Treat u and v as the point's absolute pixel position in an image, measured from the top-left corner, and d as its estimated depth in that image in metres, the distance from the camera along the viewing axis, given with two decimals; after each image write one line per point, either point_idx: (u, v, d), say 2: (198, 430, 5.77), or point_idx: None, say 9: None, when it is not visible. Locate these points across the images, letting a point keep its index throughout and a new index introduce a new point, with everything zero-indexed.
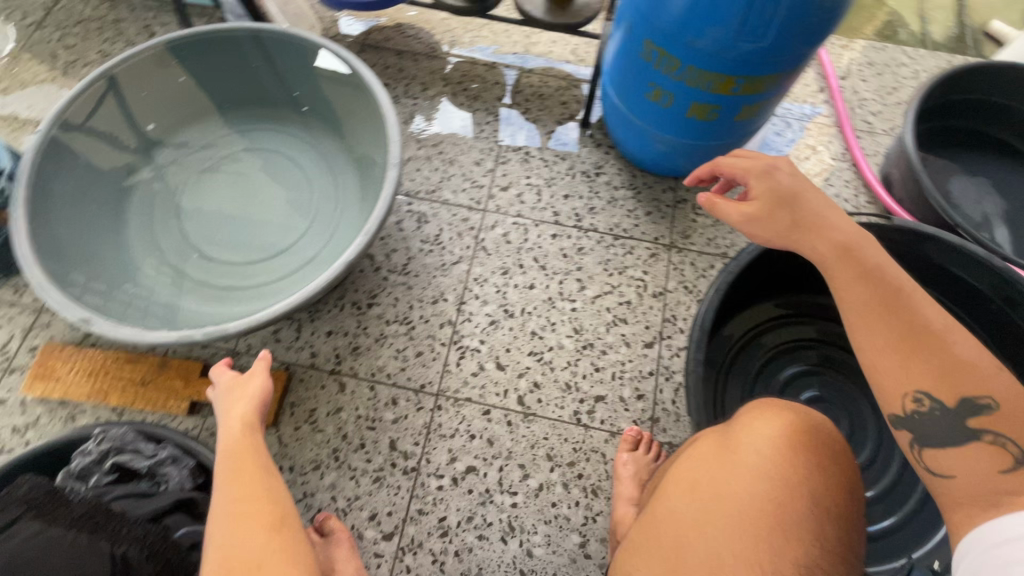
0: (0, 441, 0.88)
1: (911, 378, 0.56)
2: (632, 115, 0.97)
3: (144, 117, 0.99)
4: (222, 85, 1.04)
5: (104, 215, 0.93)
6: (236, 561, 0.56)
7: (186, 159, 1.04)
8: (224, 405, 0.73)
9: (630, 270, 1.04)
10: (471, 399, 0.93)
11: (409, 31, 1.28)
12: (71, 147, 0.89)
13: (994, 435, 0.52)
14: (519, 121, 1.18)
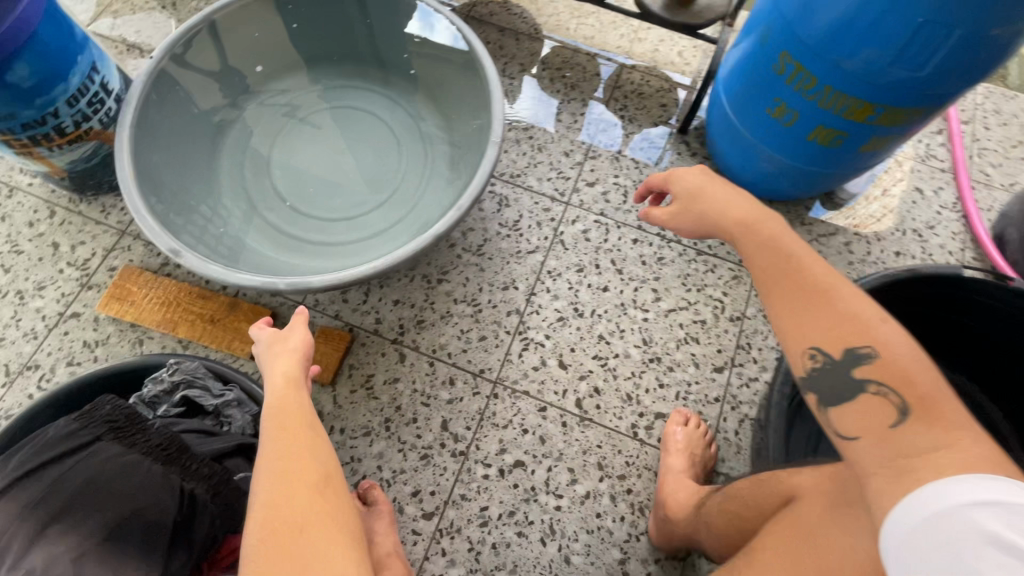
0: (71, 353, 0.91)
1: (799, 328, 0.49)
2: (744, 129, 0.92)
3: (248, 58, 0.99)
4: (327, 36, 1.02)
5: (200, 150, 0.94)
6: (280, 521, 0.50)
7: (282, 105, 1.03)
8: (262, 356, 0.66)
9: (710, 288, 0.99)
10: (528, 393, 0.91)
11: (514, 8, 1.24)
12: (178, 77, 0.89)
13: (880, 385, 0.45)
14: (605, 115, 1.14)
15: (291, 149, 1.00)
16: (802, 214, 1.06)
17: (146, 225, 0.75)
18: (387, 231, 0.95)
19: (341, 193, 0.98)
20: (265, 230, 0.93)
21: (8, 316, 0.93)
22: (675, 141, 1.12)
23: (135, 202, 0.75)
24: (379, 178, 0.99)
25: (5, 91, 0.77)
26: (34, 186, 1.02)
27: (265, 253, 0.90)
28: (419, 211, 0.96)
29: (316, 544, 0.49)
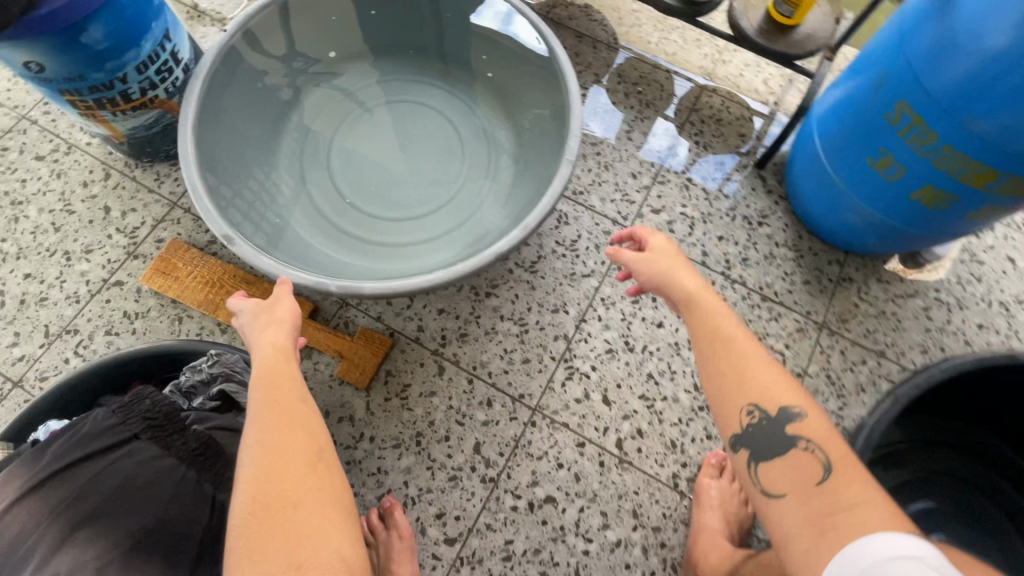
0: (111, 322, 0.90)
1: (739, 388, 0.51)
2: (837, 176, 0.85)
3: (320, 42, 0.95)
4: (402, 26, 0.98)
5: (262, 132, 0.91)
6: (276, 495, 0.49)
7: (348, 93, 1.00)
8: (250, 327, 0.62)
9: (771, 339, 0.93)
10: (568, 426, 0.86)
11: (595, 14, 1.18)
12: (248, 56, 0.86)
13: (807, 441, 0.49)
14: (672, 135, 1.08)
15: (353, 141, 0.97)
16: (880, 270, 0.98)
17: (204, 210, 0.72)
18: (442, 237, 0.91)
19: (399, 191, 0.94)
20: (319, 223, 0.91)
21: (53, 276, 0.92)
22: (750, 174, 1.05)
23: (194, 184, 0.73)
24: (438, 181, 0.95)
25: (78, 53, 0.74)
26: (92, 146, 1.01)
27: (317, 248, 0.87)
28: (476, 221, 0.91)
29: (312, 520, 0.49)
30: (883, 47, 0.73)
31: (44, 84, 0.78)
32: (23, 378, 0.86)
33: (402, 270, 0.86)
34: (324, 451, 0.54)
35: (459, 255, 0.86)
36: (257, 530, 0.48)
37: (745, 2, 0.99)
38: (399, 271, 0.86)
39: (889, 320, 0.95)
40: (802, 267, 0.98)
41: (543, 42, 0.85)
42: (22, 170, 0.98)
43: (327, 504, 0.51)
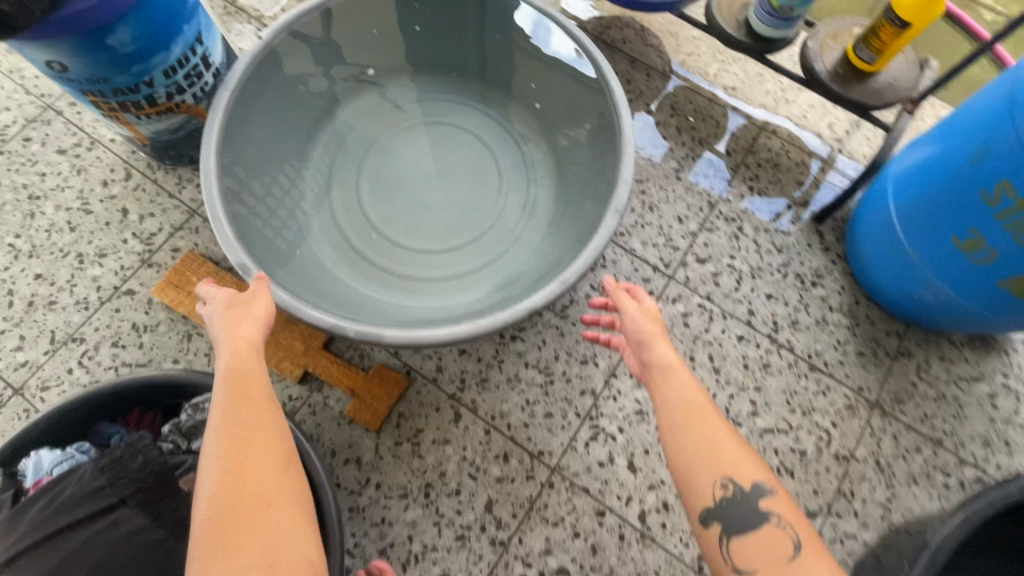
0: (119, 333, 0.86)
1: (710, 460, 0.51)
2: (912, 248, 0.77)
3: (360, 54, 0.89)
4: (447, 43, 0.91)
5: (290, 146, 0.86)
6: (240, 502, 0.44)
7: (384, 111, 0.94)
8: (219, 323, 0.56)
9: (817, 414, 0.85)
10: (588, 491, 0.80)
11: (651, 39, 1.11)
12: (282, 67, 0.80)
13: (778, 516, 0.48)
14: (720, 171, 1.01)
15: (386, 163, 0.92)
16: (944, 348, 0.90)
17: (220, 232, 0.66)
18: (472, 275, 0.85)
19: (429, 220, 0.89)
20: (343, 249, 0.85)
21: (64, 279, 0.88)
22: (807, 229, 0.97)
23: (213, 204, 0.67)
24: (472, 212, 0.89)
25: (104, 55, 0.70)
26: (115, 143, 0.97)
27: (340, 277, 0.82)
28: (509, 260, 0.85)
29: (283, 531, 0.44)
30: (985, 115, 0.65)
31: (67, 83, 0.73)
32: (25, 386, 0.83)
33: (426, 308, 0.80)
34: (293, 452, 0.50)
35: (488, 297, 0.80)
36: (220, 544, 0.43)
37: (822, 41, 0.91)
38: (423, 310, 0.80)
39: (950, 405, 0.86)
40: (857, 336, 0.90)
41: (599, 75, 0.78)
42: (42, 163, 0.95)
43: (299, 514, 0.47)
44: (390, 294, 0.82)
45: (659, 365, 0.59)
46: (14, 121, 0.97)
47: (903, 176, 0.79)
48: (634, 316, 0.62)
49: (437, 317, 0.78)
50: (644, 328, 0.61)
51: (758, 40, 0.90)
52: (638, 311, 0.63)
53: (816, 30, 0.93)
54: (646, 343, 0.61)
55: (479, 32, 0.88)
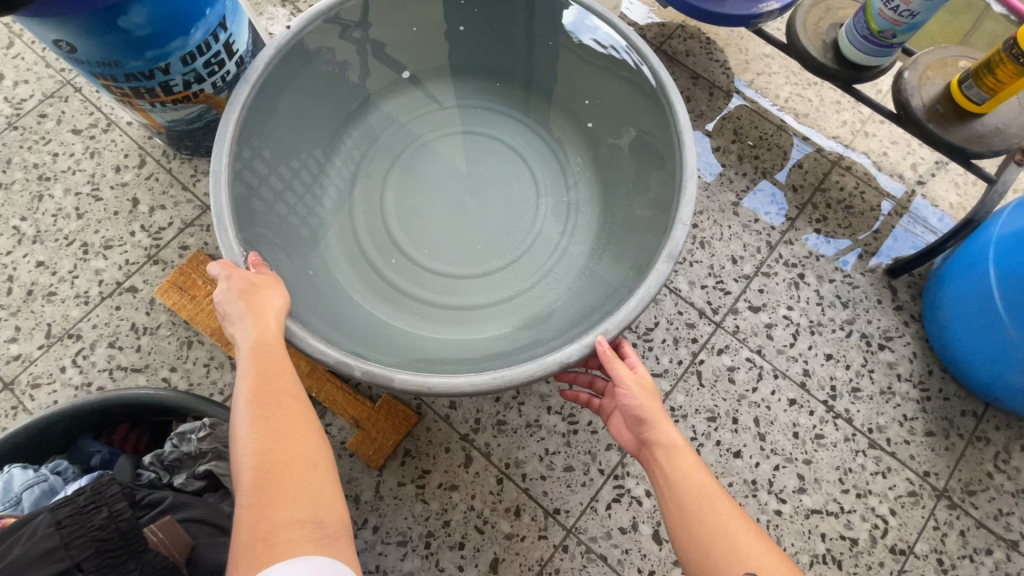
0: (116, 332, 0.80)
1: (731, 558, 0.46)
2: (1010, 325, 0.67)
3: (397, 52, 0.81)
4: (493, 46, 0.83)
5: (313, 149, 0.78)
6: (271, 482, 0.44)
7: (417, 116, 0.86)
8: (235, 299, 0.52)
9: (874, 498, 0.75)
10: (605, 560, 0.72)
11: (717, 53, 1.00)
12: (310, 61, 0.73)
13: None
14: (780, 203, 0.90)
15: (415, 173, 0.84)
16: None
17: (224, 244, 0.59)
18: (499, 307, 0.77)
19: (458, 240, 0.81)
20: (362, 267, 0.78)
21: (66, 269, 0.83)
22: (877, 283, 0.86)
23: (221, 214, 0.60)
24: (506, 235, 0.81)
25: (115, 38, 0.63)
26: (132, 126, 0.91)
27: (355, 298, 0.75)
28: (541, 294, 0.77)
29: (325, 490, 0.46)
30: None
31: (76, 65, 0.67)
32: (16, 381, 0.78)
33: (445, 342, 0.72)
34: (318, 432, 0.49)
35: (515, 336, 0.72)
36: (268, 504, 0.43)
37: (921, 73, 0.80)
38: (440, 343, 0.72)
39: None
40: (926, 412, 0.79)
41: (664, 96, 0.68)
42: (55, 142, 0.90)
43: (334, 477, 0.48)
44: (409, 320, 0.75)
45: (663, 445, 0.53)
46: (31, 95, 0.92)
47: (1007, 242, 0.68)
48: (629, 388, 0.55)
49: (456, 353, 0.69)
50: (638, 400, 0.54)
51: (845, 67, 0.79)
52: (631, 378, 0.55)
53: (915, 58, 0.81)
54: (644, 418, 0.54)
55: (530, 36, 0.79)
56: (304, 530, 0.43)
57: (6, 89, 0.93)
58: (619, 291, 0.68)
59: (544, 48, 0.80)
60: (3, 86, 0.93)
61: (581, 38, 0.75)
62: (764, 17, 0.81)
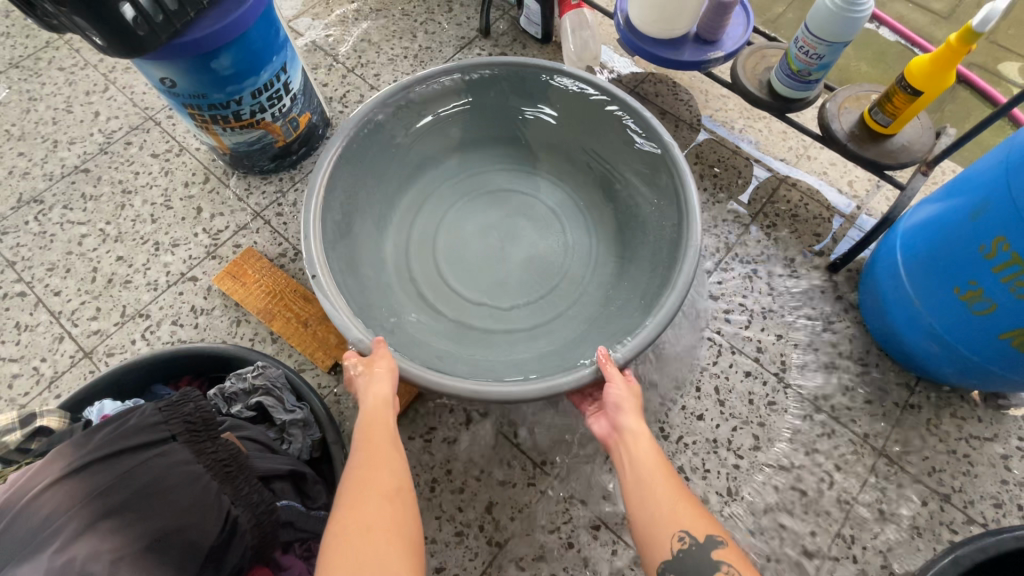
0: (178, 313, 0.97)
1: (668, 516, 0.54)
2: (916, 298, 0.80)
3: (426, 131, 0.97)
4: (502, 118, 1.00)
5: (373, 205, 0.93)
6: (356, 522, 0.51)
7: (455, 178, 1.01)
8: (361, 375, 0.68)
9: (820, 456, 0.86)
10: (585, 504, 0.83)
11: (683, 94, 1.20)
12: (367, 140, 0.90)
13: (727, 565, 0.51)
14: (745, 221, 1.06)
15: (460, 231, 0.98)
16: (956, 404, 0.90)
17: (324, 298, 0.74)
18: (545, 329, 0.89)
19: (504, 280, 0.94)
20: (423, 307, 0.90)
21: (140, 262, 1.01)
22: (820, 276, 1.00)
23: (316, 273, 0.75)
24: (542, 272, 0.94)
25: (206, 76, 0.84)
26: (199, 151, 1.11)
27: (426, 336, 0.86)
28: (580, 315, 0.89)
29: (378, 544, 0.49)
30: (983, 177, 0.69)
31: (171, 97, 0.87)
32: (93, 351, 0.94)
33: (500, 361, 0.84)
34: (404, 487, 0.56)
35: (557, 354, 0.83)
36: (337, 540, 0.50)
37: (840, 104, 0.98)
38: (498, 360, 0.84)
39: (960, 462, 0.86)
40: (865, 383, 0.91)
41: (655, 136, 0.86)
42: (137, 164, 1.10)
43: (397, 529, 0.51)
44: (463, 347, 0.86)
45: (630, 429, 0.64)
46: (120, 128, 1.14)
47: (909, 231, 0.82)
48: (618, 384, 0.68)
49: (519, 368, 0.81)
50: (623, 393, 0.68)
51: (777, 99, 0.98)
52: (621, 380, 0.69)
53: (836, 94, 1.00)
54: (623, 408, 0.66)
55: (530, 102, 0.98)
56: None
57: (101, 123, 1.14)
58: (651, 299, 0.82)
59: (558, 112, 0.97)
60: (99, 121, 1.15)
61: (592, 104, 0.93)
62: (711, 62, 1.01)
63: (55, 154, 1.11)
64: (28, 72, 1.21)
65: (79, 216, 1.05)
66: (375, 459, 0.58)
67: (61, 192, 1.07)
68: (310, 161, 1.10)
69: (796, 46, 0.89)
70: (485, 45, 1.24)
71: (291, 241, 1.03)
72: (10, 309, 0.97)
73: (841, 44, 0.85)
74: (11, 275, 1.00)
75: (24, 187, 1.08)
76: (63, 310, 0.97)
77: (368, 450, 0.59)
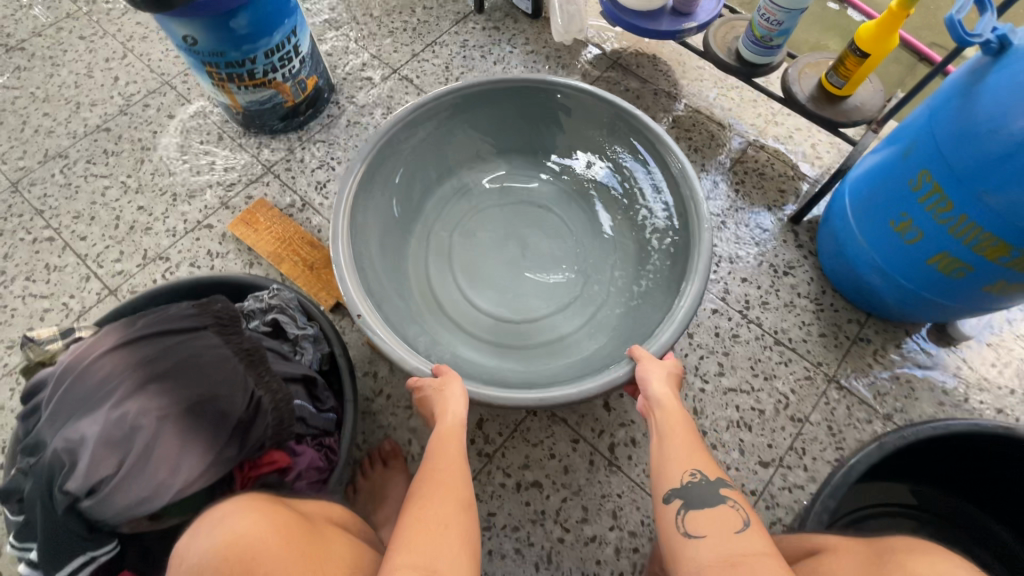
0: (196, 256, 1.05)
1: (683, 461, 0.64)
2: (860, 235, 0.90)
3: (441, 149, 1.05)
4: (511, 136, 1.09)
5: (396, 218, 1.01)
6: (425, 526, 0.55)
7: (468, 196, 1.09)
8: (436, 399, 0.75)
9: (777, 381, 0.96)
10: (566, 421, 0.93)
11: (662, 65, 1.30)
12: (390, 155, 0.97)
13: (732, 500, 0.60)
14: (715, 180, 1.16)
15: (476, 246, 1.06)
16: (900, 338, 1.00)
17: (375, 332, 0.80)
18: (560, 336, 0.97)
19: (518, 289, 1.02)
20: (442, 318, 0.97)
21: (160, 211, 1.09)
22: (783, 227, 1.10)
23: (362, 314, 0.79)
24: (553, 283, 1.03)
25: (225, 34, 0.93)
26: (213, 113, 1.20)
27: (449, 344, 0.93)
28: (590, 321, 0.98)
29: (448, 544, 0.54)
30: (914, 122, 0.79)
31: (192, 55, 0.96)
32: (118, 289, 1.02)
33: (519, 368, 0.91)
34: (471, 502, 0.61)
35: (572, 361, 0.91)
36: (410, 532, 0.55)
37: (801, 69, 1.08)
38: (530, 367, 0.92)
39: (902, 387, 0.96)
40: (820, 320, 1.01)
41: (661, 146, 0.95)
42: (155, 124, 1.19)
43: (468, 538, 0.56)
44: (484, 355, 0.94)
45: (656, 397, 0.72)
46: (139, 91, 1.22)
47: (857, 178, 0.92)
48: (648, 366, 0.76)
49: (539, 376, 0.88)
50: (651, 367, 0.76)
51: (744, 63, 1.08)
52: (652, 364, 0.76)
53: (797, 61, 1.10)
54: (648, 378, 0.74)
55: (538, 121, 1.07)
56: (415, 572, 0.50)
57: (120, 87, 1.23)
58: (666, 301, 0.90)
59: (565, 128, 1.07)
60: (118, 85, 1.23)
61: (600, 118, 1.03)
62: (685, 32, 1.10)
63: (78, 115, 1.19)
64: (51, 41, 1.29)
65: (102, 169, 1.13)
66: (447, 468, 0.64)
67: (84, 148, 1.16)
68: (316, 122, 1.19)
69: (759, 15, 0.99)
70: (480, 20, 1.33)
71: (299, 193, 1.12)
72: (40, 252, 1.05)
73: (798, 11, 0.95)
74: (40, 222, 1.08)
75: (49, 144, 1.16)
76: (89, 253, 1.05)
77: (439, 460, 0.65)
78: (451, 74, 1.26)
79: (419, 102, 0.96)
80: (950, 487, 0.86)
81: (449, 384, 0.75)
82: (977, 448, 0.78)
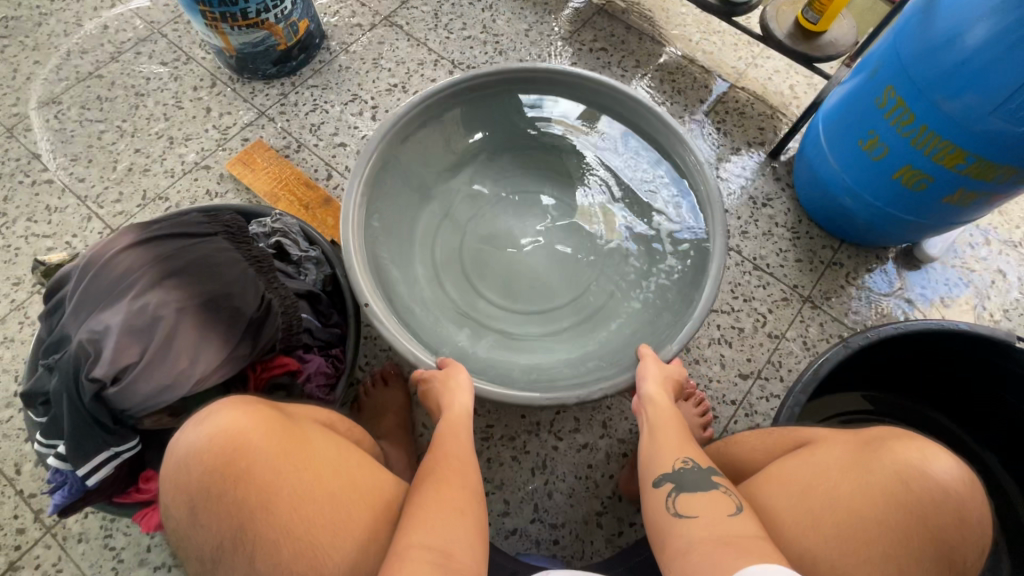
0: (195, 195, 1.08)
1: (678, 451, 0.65)
2: (831, 156, 0.95)
3: (444, 143, 0.98)
4: (515, 125, 1.01)
5: (402, 217, 0.94)
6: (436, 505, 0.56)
7: (476, 188, 1.01)
8: (441, 392, 0.75)
9: (756, 302, 1.02)
10: None
11: (647, 12, 1.33)
12: (392, 154, 0.89)
13: (724, 487, 0.59)
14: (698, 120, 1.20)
15: (488, 240, 0.98)
16: (871, 262, 1.06)
17: (383, 325, 0.76)
18: (577, 331, 0.91)
19: (533, 283, 0.95)
20: (459, 320, 0.91)
21: (157, 154, 1.11)
22: (763, 163, 1.15)
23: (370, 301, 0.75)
24: (567, 276, 0.96)
25: None
26: (205, 60, 1.21)
27: (468, 348, 0.87)
28: (603, 317, 0.92)
29: (457, 534, 0.54)
30: (878, 46, 0.83)
31: None
32: (120, 228, 1.05)
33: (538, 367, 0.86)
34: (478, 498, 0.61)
35: (586, 358, 0.87)
36: (422, 510, 0.55)
37: (778, 8, 1.12)
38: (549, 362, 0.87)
39: (870, 305, 1.02)
40: (797, 247, 1.07)
41: (678, 143, 0.91)
42: (147, 71, 1.20)
43: (477, 530, 0.56)
44: (505, 355, 0.88)
45: (651, 396, 0.73)
46: (129, 39, 1.23)
47: (829, 107, 0.96)
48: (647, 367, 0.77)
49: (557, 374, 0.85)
50: (649, 367, 0.76)
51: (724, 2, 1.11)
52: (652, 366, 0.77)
53: None
54: (645, 377, 0.75)
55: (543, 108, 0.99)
56: (430, 551, 0.50)
57: (110, 35, 1.23)
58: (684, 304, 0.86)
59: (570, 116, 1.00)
60: (108, 33, 1.23)
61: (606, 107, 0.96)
62: None
63: (70, 62, 1.20)
64: None
65: (97, 115, 1.15)
66: (454, 460, 0.65)
67: (77, 95, 1.17)
68: (309, 68, 1.21)
69: None
70: None
71: (293, 135, 1.14)
72: (39, 194, 1.07)
73: None
74: (37, 166, 1.10)
75: (42, 91, 1.17)
76: (89, 194, 1.07)
77: (446, 451, 0.66)
78: (440, 20, 1.28)
79: (421, 95, 0.88)
80: (912, 393, 0.93)
81: (456, 377, 0.75)
82: (952, 353, 0.83)
